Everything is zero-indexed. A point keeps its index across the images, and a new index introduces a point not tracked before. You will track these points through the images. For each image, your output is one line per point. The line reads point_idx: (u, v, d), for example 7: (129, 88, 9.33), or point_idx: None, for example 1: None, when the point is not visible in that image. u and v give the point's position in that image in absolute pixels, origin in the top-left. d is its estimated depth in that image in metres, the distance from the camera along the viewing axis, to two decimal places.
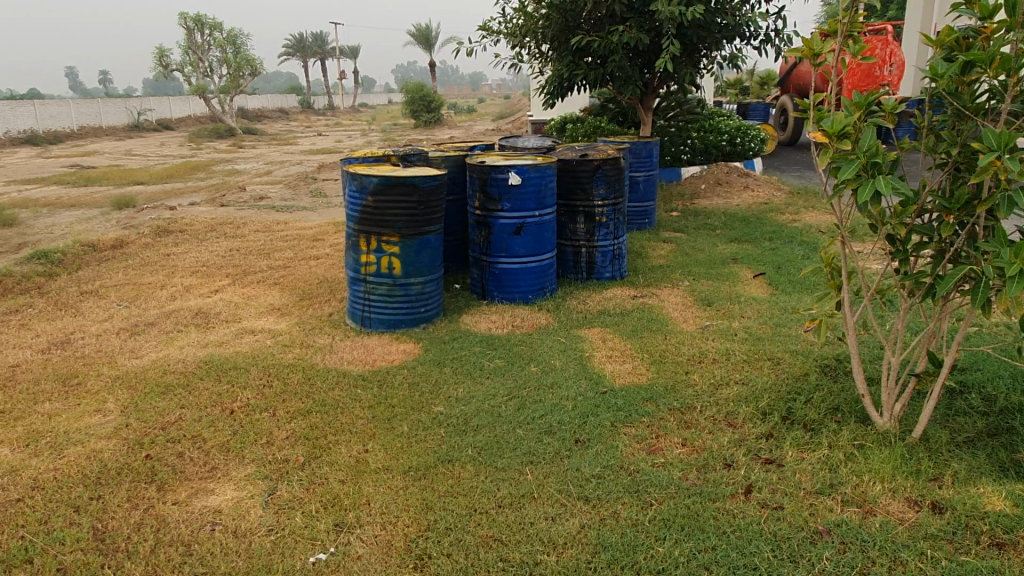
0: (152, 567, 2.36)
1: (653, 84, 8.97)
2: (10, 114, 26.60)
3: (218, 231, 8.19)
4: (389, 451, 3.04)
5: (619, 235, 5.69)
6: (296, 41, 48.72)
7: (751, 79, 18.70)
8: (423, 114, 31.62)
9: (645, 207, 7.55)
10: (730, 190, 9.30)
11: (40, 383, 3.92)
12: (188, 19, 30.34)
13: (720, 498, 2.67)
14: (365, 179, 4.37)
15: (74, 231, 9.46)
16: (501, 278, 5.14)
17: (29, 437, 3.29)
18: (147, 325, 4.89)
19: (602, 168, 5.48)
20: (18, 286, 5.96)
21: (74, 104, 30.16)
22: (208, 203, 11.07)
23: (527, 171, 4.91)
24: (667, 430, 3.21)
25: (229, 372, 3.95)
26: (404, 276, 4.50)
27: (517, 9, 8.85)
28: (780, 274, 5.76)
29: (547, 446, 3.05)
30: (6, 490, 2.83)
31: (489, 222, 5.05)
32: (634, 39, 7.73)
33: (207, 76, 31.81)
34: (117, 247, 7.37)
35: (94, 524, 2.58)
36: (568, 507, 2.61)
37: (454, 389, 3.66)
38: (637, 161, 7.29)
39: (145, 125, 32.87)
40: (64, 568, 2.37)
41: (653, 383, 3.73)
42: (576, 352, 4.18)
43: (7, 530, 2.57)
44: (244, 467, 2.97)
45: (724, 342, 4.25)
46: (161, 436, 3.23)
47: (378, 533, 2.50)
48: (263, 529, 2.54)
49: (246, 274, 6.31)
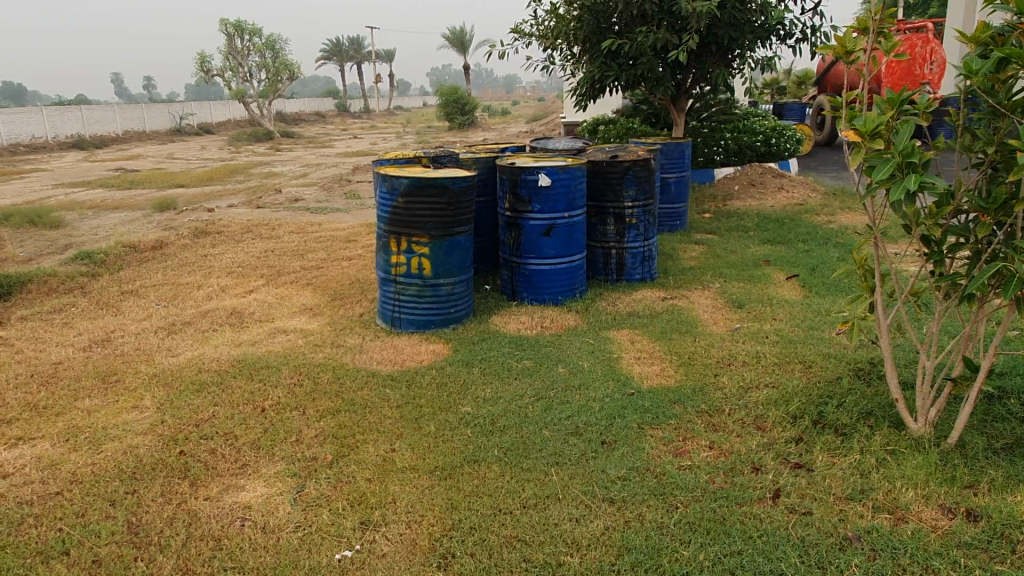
0: (183, 562, 2.41)
1: (686, 84, 8.89)
2: (58, 119, 27.48)
3: (254, 232, 8.35)
4: (416, 450, 3.06)
5: (650, 236, 5.67)
6: (333, 46, 49.39)
7: (787, 78, 18.43)
8: (458, 117, 31.79)
9: (676, 208, 7.50)
10: (764, 191, 9.19)
11: (81, 380, 4.03)
12: (228, 25, 31.00)
13: (747, 502, 2.64)
14: (396, 180, 4.40)
15: (118, 232, 9.70)
16: (531, 278, 5.15)
17: (69, 432, 3.39)
18: (184, 325, 5.00)
19: (632, 169, 5.45)
20: (62, 286, 6.14)
21: (119, 109, 30.98)
22: (246, 204, 11.28)
23: (557, 172, 4.91)
24: (695, 433, 3.18)
25: (261, 371, 4.02)
26: (434, 276, 4.54)
27: (549, 12, 8.86)
28: (815, 276, 5.67)
29: (573, 447, 3.04)
30: (46, 483, 2.92)
31: (520, 223, 5.05)
32: (664, 39, 7.68)
33: (247, 81, 32.41)
34: (158, 248, 7.55)
35: (128, 518, 2.65)
36: (593, 509, 2.61)
37: (482, 390, 3.68)
38: (669, 163, 7.23)
39: (187, 129, 33.60)
40: (99, 560, 2.43)
41: (682, 385, 3.70)
42: (604, 354, 4.17)
43: (45, 521, 2.65)
44: (274, 465, 3.02)
45: (755, 344, 4.21)
46: (195, 433, 3.30)
47: (403, 531, 2.53)
48: (291, 525, 2.58)
49: (281, 274, 6.42)
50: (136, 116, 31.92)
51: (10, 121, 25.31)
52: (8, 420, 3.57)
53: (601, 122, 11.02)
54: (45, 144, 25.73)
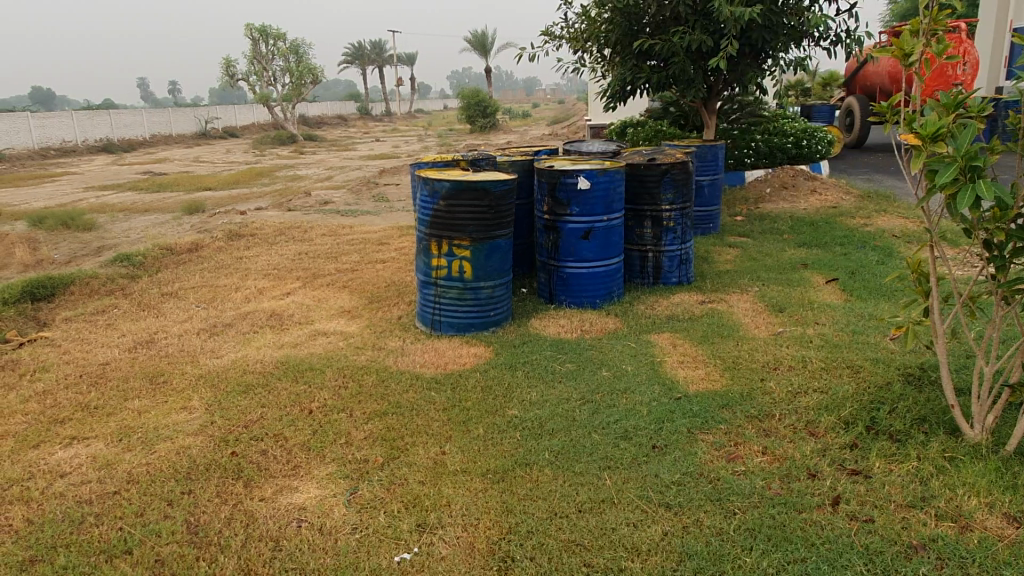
0: (245, 562, 2.42)
1: (717, 87, 8.83)
2: (88, 123, 27.94)
3: (287, 234, 8.42)
4: (467, 453, 3.06)
5: (687, 239, 5.63)
6: (356, 49, 49.85)
7: (813, 79, 18.29)
8: (480, 119, 31.94)
9: (710, 211, 7.45)
10: (796, 194, 9.11)
11: (129, 381, 4.08)
12: (253, 30, 31.33)
13: (807, 509, 2.60)
14: (437, 184, 4.40)
15: (150, 235, 9.83)
16: (569, 281, 5.13)
17: (122, 432, 3.43)
18: (225, 327, 5.05)
19: (670, 172, 5.42)
20: (103, 288, 6.22)
21: (147, 113, 31.44)
22: (275, 207, 11.39)
23: (596, 175, 4.88)
24: (747, 438, 3.14)
25: (306, 373, 4.04)
26: (475, 280, 4.54)
27: (580, 14, 8.84)
28: (855, 280, 5.60)
29: (624, 451, 3.03)
30: (103, 482, 2.96)
31: (558, 226, 5.05)
32: (697, 41, 7.62)
33: (271, 84, 32.69)
34: (194, 250, 7.64)
35: (186, 518, 2.68)
36: (650, 513, 2.59)
37: (528, 393, 3.67)
38: (702, 165, 7.17)
39: (213, 133, 34.03)
40: (162, 560, 2.45)
41: (729, 389, 3.67)
42: (647, 358, 4.14)
43: (106, 521, 2.68)
44: (325, 466, 3.04)
45: (800, 349, 4.16)
46: (245, 434, 3.33)
47: (460, 534, 2.52)
48: (348, 527, 2.59)
49: (317, 276, 6.47)
50: (162, 120, 32.35)
51: (41, 125, 25.75)
52: (61, 420, 3.62)
53: (630, 125, 10.96)
54: (75, 148, 26.15)
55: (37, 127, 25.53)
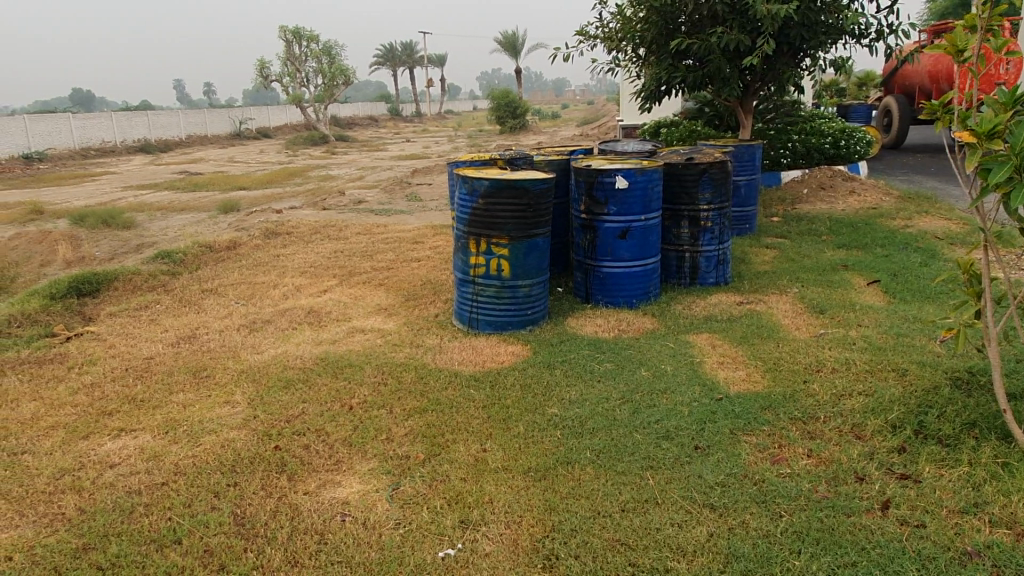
0: (291, 554, 2.45)
1: (754, 86, 8.72)
2: (127, 124, 28.53)
3: (322, 233, 8.51)
4: (508, 451, 3.06)
5: (725, 240, 5.57)
6: (387, 51, 50.26)
7: (848, 79, 18.00)
8: (509, 121, 31.99)
9: (747, 211, 7.36)
10: (834, 194, 8.97)
11: (173, 374, 4.16)
12: (286, 32, 31.76)
13: (855, 513, 2.56)
14: (477, 182, 4.41)
15: (188, 233, 10.00)
16: (605, 281, 5.11)
17: (168, 425, 3.49)
18: (265, 323, 5.11)
19: (708, 172, 5.36)
20: (146, 284, 6.34)
21: (184, 114, 32.03)
22: (309, 206, 11.52)
23: (634, 175, 4.85)
24: (791, 440, 3.09)
25: (345, 369, 4.08)
26: (513, 278, 4.54)
27: (615, 13, 8.79)
28: (898, 282, 5.49)
29: (666, 451, 3.01)
30: (152, 473, 3.01)
31: (595, 226, 5.02)
32: (735, 40, 7.51)
33: (304, 85, 33.08)
34: (232, 248, 7.76)
35: (233, 510, 2.71)
36: (695, 514, 2.57)
37: (567, 392, 3.66)
38: (740, 166, 7.08)
39: (247, 134, 34.54)
40: (210, 550, 2.49)
41: (772, 391, 3.62)
42: (686, 358, 4.11)
43: (155, 511, 2.73)
44: (367, 462, 3.06)
45: (843, 351, 4.09)
46: (288, 428, 3.37)
47: (503, 531, 2.53)
48: (391, 522, 2.61)
49: (353, 275, 6.52)
50: (198, 120, 32.92)
51: (82, 126, 26.36)
52: (109, 412, 3.70)
53: (663, 125, 10.87)
54: (114, 149, 26.72)
55: (78, 128, 26.16)
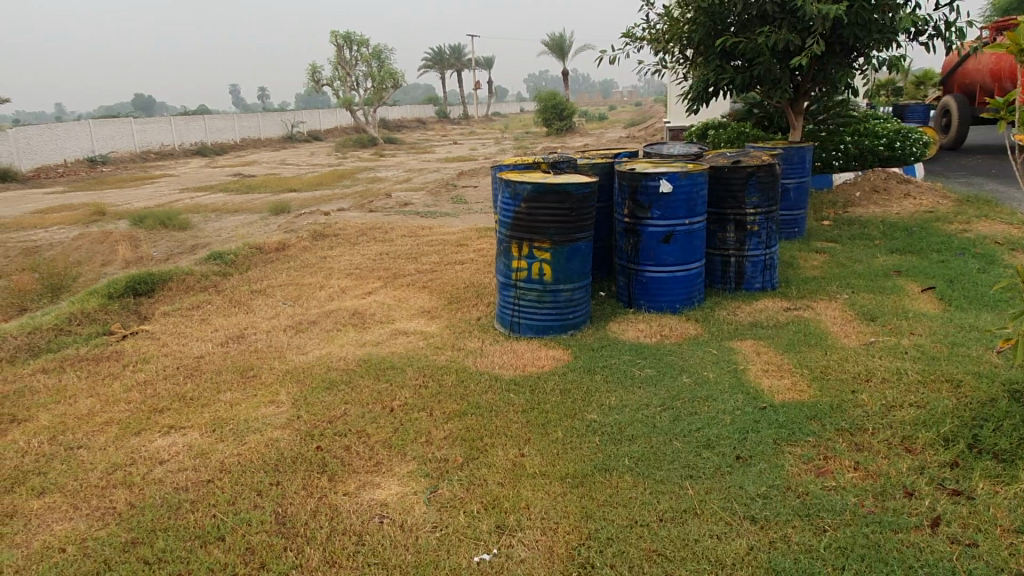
0: (330, 554, 2.49)
1: (805, 87, 8.53)
2: (185, 128, 29.41)
3: (369, 235, 8.62)
4: (546, 456, 3.06)
5: (772, 244, 5.46)
6: (436, 54, 50.76)
7: (904, 78, 17.49)
8: (556, 122, 31.93)
9: (795, 215, 7.20)
10: (888, 198, 8.71)
11: (221, 373, 4.27)
12: (337, 36, 32.32)
13: (903, 530, 2.48)
14: (519, 186, 4.41)
15: (240, 234, 10.25)
16: (648, 286, 5.07)
17: (215, 423, 3.59)
18: (310, 324, 5.21)
19: (755, 175, 5.26)
20: (198, 285, 6.52)
21: (239, 118, 32.87)
22: (357, 208, 11.68)
23: (678, 179, 4.79)
24: (837, 452, 3.01)
25: (387, 371, 4.13)
26: (555, 282, 4.53)
27: (663, 14, 8.69)
28: (954, 289, 5.29)
29: (707, 461, 2.96)
30: (198, 470, 3.09)
31: (638, 230, 4.97)
32: (786, 40, 7.34)
33: (354, 89, 33.62)
34: (281, 249, 7.93)
35: (275, 509, 2.77)
36: (735, 526, 2.52)
37: (607, 397, 3.63)
38: (789, 168, 6.92)
39: (299, 137, 35.26)
40: (252, 548, 2.54)
41: (818, 401, 3.52)
42: (729, 365, 4.03)
43: (201, 507, 2.80)
44: (406, 464, 3.09)
45: (894, 360, 3.97)
46: (330, 429, 3.42)
47: (539, 537, 2.52)
48: (428, 525, 2.63)
49: (398, 277, 6.60)
50: (252, 124, 33.74)
51: (143, 130, 27.24)
52: (160, 409, 3.81)
53: (711, 127, 10.71)
54: (173, 152, 27.57)
55: (139, 132, 27.05)
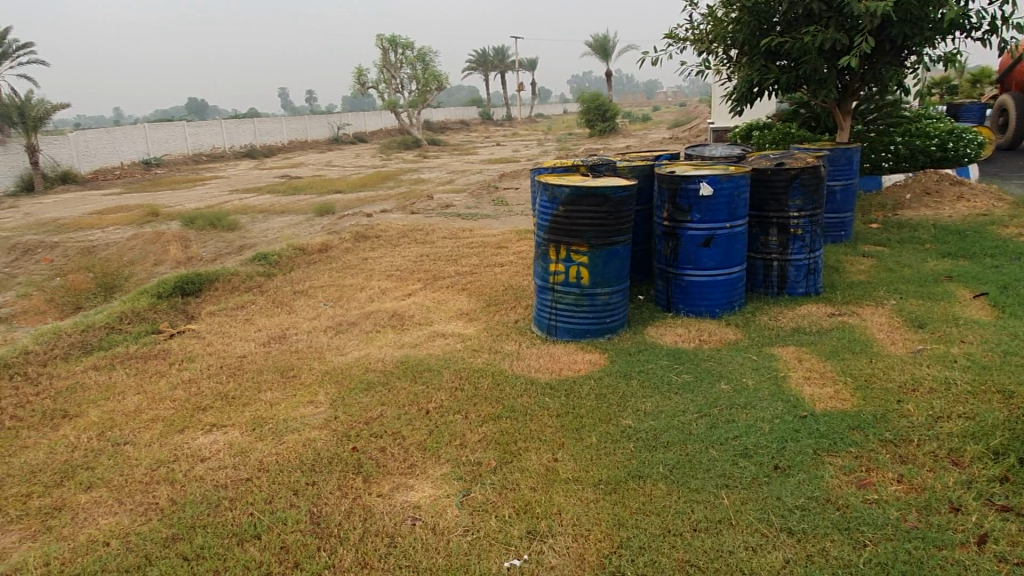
0: (362, 555, 2.51)
1: (853, 86, 8.32)
2: (235, 130, 30.12)
3: (410, 237, 8.71)
4: (579, 461, 3.04)
5: (816, 248, 5.34)
6: (479, 56, 51.03)
7: (960, 76, 16.95)
8: (599, 123, 31.80)
9: (842, 218, 7.03)
10: (940, 200, 8.44)
11: (262, 373, 4.35)
12: (383, 40, 32.75)
13: (947, 547, 2.39)
14: (557, 189, 4.39)
15: (285, 235, 10.45)
16: (687, 290, 5.00)
17: (255, 422, 3.66)
18: (350, 325, 5.28)
19: (799, 177, 5.15)
20: (243, 285, 6.67)
21: (286, 121, 33.53)
22: (400, 210, 11.81)
23: (719, 181, 4.71)
24: (880, 464, 2.93)
25: (424, 373, 4.16)
26: (592, 286, 4.51)
27: (707, 14, 8.58)
28: (1008, 295, 5.10)
29: (744, 470, 2.91)
30: (238, 469, 3.16)
31: (678, 233, 4.91)
32: (833, 39, 7.17)
33: (398, 91, 34.01)
34: (324, 251, 8.05)
35: (310, 508, 2.81)
36: (770, 538, 2.47)
37: (642, 403, 3.60)
38: (835, 170, 6.74)
39: (344, 139, 35.81)
40: (286, 547, 2.59)
41: (861, 410, 3.43)
42: (769, 372, 3.95)
43: (239, 505, 2.86)
44: (440, 467, 3.11)
45: (943, 369, 3.84)
46: (366, 430, 3.46)
47: (570, 544, 2.51)
48: (460, 529, 2.64)
49: (437, 279, 6.64)
50: (299, 126, 34.39)
51: (195, 133, 27.98)
52: (203, 407, 3.91)
53: (756, 128, 10.53)
54: (223, 154, 28.26)
55: (192, 135, 27.80)
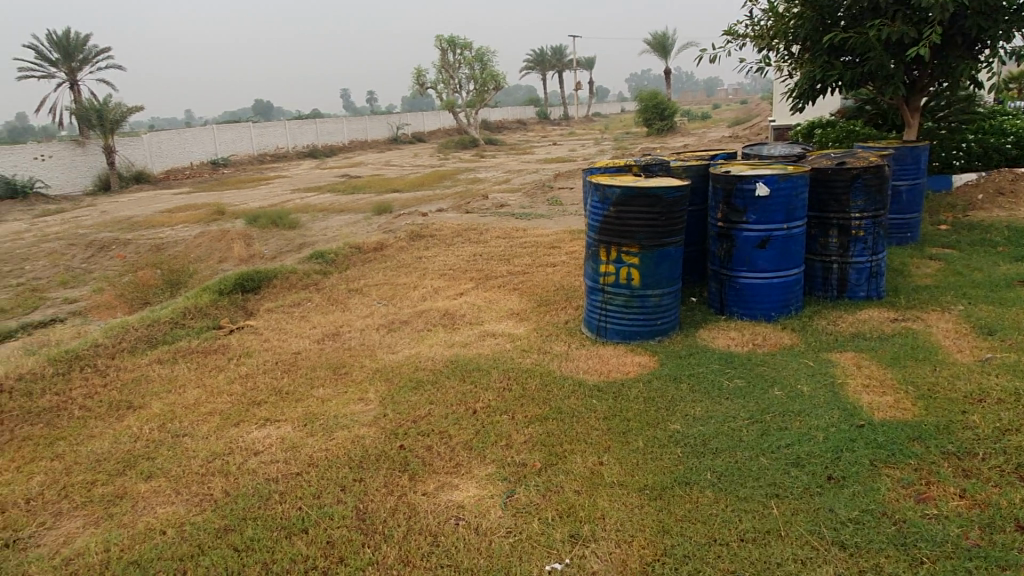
0: (405, 553, 2.54)
1: (921, 82, 8.01)
2: (298, 131, 30.87)
3: (464, 236, 8.77)
4: (625, 466, 3.01)
5: (879, 250, 5.16)
6: (538, 55, 51.06)
7: None
8: (657, 122, 31.41)
9: (908, 219, 6.76)
10: (1016, 201, 8.05)
11: (315, 370, 4.44)
12: (443, 41, 33.10)
13: (1011, 567, 2.27)
14: (609, 189, 4.35)
15: (343, 233, 10.65)
16: (742, 292, 4.90)
17: (307, 417, 3.74)
18: (402, 323, 5.35)
19: (861, 177, 4.99)
20: (301, 282, 6.82)
21: (347, 121, 34.19)
22: (455, 209, 11.89)
23: (776, 181, 4.59)
24: (941, 478, 2.81)
25: (473, 373, 4.18)
26: (643, 287, 4.45)
27: (767, 10, 8.38)
28: None
29: (795, 479, 2.83)
30: (289, 463, 3.23)
31: (733, 234, 4.81)
32: (901, 33, 6.91)
33: (457, 92, 34.28)
34: (379, 249, 8.17)
35: (357, 505, 2.85)
36: (821, 551, 2.40)
37: (692, 407, 3.54)
38: (901, 169, 6.58)
39: (403, 139, 36.31)
40: (333, 542, 2.63)
41: (923, 421, 3.29)
42: (825, 378, 3.83)
43: (288, 499, 2.93)
44: (485, 467, 3.11)
45: (1013, 378, 3.66)
46: (414, 429, 3.49)
47: (613, 550, 2.48)
48: (503, 530, 2.64)
49: (489, 278, 6.67)
50: (360, 126, 35.01)
51: (260, 133, 28.77)
52: (258, 402, 4.01)
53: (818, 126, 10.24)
54: (286, 154, 28.99)
55: (257, 135, 28.60)
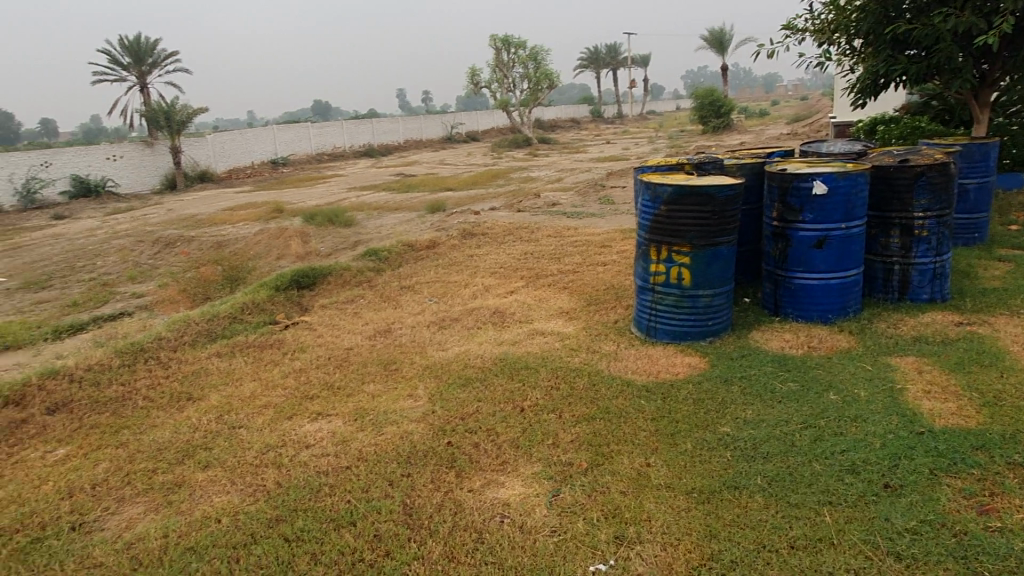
0: (450, 549, 2.56)
1: (992, 76, 7.67)
2: (355, 130, 31.40)
3: (515, 235, 8.78)
4: (673, 468, 2.97)
5: (943, 251, 4.97)
6: (592, 53, 50.79)
7: None
8: (713, 119, 30.89)
9: (976, 218, 6.50)
10: None
11: (367, 365, 4.52)
12: (497, 40, 33.22)
13: None
14: (660, 188, 4.30)
15: (396, 232, 10.79)
16: (797, 293, 4.78)
17: (358, 412, 3.81)
18: (452, 321, 5.40)
19: (925, 175, 4.81)
20: (354, 279, 6.94)
21: (403, 121, 34.62)
22: (507, 208, 11.92)
23: (834, 180, 4.46)
24: (1006, 489, 2.69)
25: (521, 371, 4.19)
26: (694, 287, 4.39)
27: (828, 3, 8.16)
28: None
29: (849, 487, 2.75)
30: (339, 457, 3.30)
31: (788, 234, 4.70)
32: (970, 24, 6.64)
33: (510, 91, 34.36)
34: (431, 247, 8.25)
35: (404, 499, 2.89)
36: (875, 562, 2.32)
37: (743, 410, 3.47)
38: (968, 167, 6.24)
39: (457, 138, 36.58)
40: (380, 535, 2.67)
41: (987, 429, 3.16)
42: (884, 383, 3.71)
43: (337, 492, 2.98)
44: (531, 465, 3.12)
45: None
46: (461, 426, 3.52)
47: (658, 553, 2.45)
48: (547, 529, 2.64)
49: (539, 277, 6.66)
50: (415, 126, 35.41)
51: (319, 133, 29.38)
52: (311, 396, 4.10)
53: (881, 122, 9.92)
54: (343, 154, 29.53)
55: (315, 135, 29.21)
